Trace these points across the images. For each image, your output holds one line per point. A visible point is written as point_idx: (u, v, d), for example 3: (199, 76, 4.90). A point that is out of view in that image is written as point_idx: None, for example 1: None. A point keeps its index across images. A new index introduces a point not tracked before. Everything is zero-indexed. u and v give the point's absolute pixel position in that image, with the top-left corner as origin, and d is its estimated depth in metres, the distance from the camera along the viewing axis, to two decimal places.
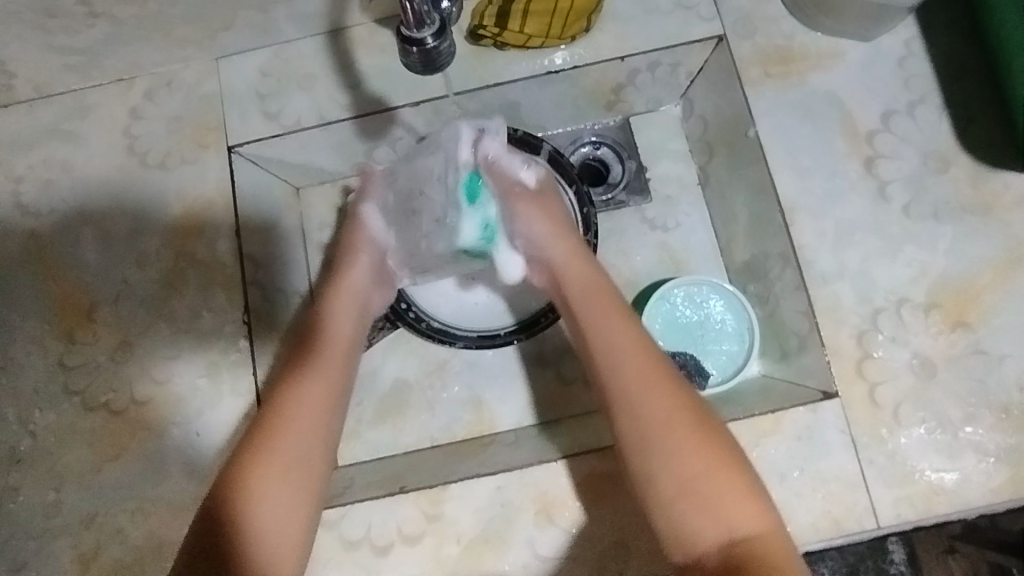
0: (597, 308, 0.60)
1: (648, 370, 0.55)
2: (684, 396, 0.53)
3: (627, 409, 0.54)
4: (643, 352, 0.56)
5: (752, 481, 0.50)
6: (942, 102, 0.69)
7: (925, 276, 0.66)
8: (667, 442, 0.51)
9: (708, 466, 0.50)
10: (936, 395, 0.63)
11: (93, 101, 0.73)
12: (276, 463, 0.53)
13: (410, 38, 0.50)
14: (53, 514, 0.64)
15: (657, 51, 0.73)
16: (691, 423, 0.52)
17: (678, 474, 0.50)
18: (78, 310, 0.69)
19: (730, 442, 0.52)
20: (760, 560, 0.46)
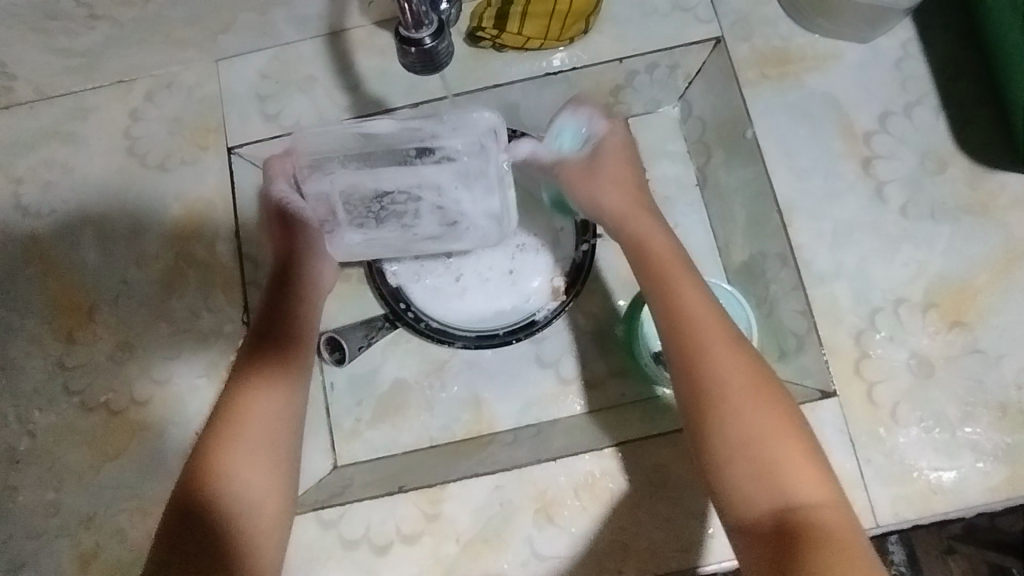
0: (666, 270, 0.59)
1: (715, 334, 0.55)
2: (752, 362, 0.54)
3: (694, 369, 0.54)
4: (714, 316, 0.56)
5: (815, 452, 0.51)
6: (939, 103, 0.70)
7: (923, 276, 0.66)
8: (731, 404, 0.52)
9: (773, 432, 0.51)
10: (934, 394, 0.63)
11: (94, 103, 0.73)
12: (242, 448, 0.54)
13: (409, 39, 0.50)
14: (52, 513, 0.64)
15: (656, 53, 0.74)
16: (755, 391, 0.52)
17: (744, 436, 0.51)
18: (78, 310, 0.69)
19: (794, 410, 0.53)
20: (817, 529, 0.46)
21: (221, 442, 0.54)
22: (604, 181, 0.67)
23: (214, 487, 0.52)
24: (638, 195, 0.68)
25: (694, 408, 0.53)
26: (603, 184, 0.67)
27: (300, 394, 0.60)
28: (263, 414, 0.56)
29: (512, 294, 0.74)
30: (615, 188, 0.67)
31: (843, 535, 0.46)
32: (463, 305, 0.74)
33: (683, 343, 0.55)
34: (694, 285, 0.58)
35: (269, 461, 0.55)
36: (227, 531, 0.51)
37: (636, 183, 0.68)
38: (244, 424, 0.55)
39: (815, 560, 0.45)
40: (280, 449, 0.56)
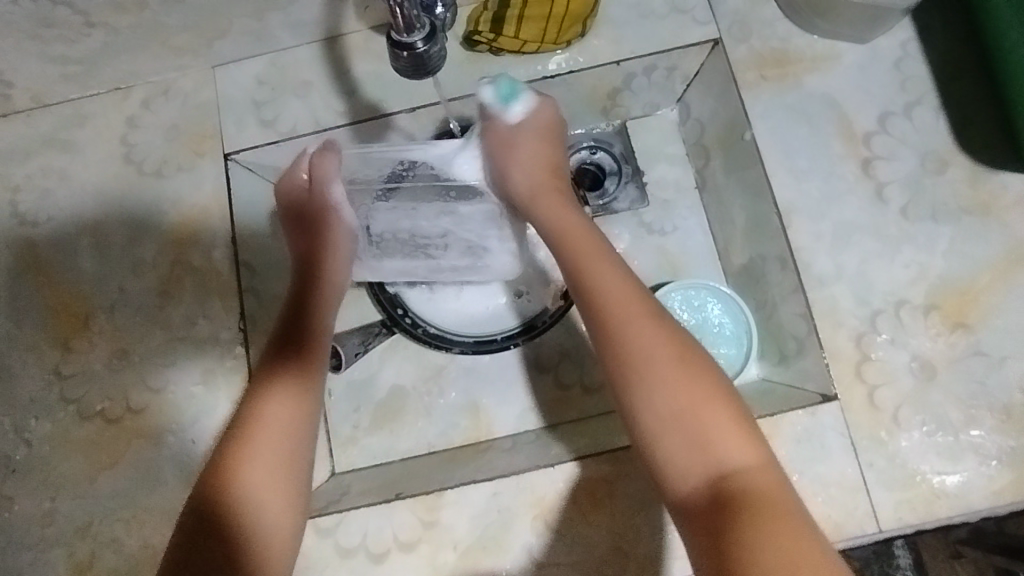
0: (580, 249, 0.59)
1: (638, 310, 0.54)
2: (671, 333, 0.53)
3: (618, 350, 0.52)
4: (630, 291, 0.55)
5: (743, 415, 0.50)
6: (939, 103, 0.69)
7: (924, 278, 0.65)
8: (653, 377, 0.51)
9: (699, 404, 0.49)
10: (937, 397, 0.62)
11: (89, 110, 0.73)
12: (262, 454, 0.53)
13: (401, 43, 0.50)
14: (48, 523, 0.63)
15: (653, 55, 0.73)
16: (682, 363, 0.51)
17: (669, 413, 0.49)
18: (75, 318, 0.69)
19: (718, 375, 0.51)
20: (752, 497, 0.45)
21: (239, 445, 0.53)
22: (529, 158, 0.65)
23: (235, 489, 0.51)
24: (557, 175, 0.67)
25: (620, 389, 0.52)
26: (525, 161, 0.65)
27: (316, 402, 0.58)
28: (281, 420, 0.55)
29: (509, 298, 0.75)
30: (541, 166, 0.65)
31: (778, 497, 0.46)
32: (461, 311, 0.75)
33: (610, 322, 0.54)
34: (610, 263, 0.57)
35: (289, 467, 0.53)
36: (251, 536, 0.49)
37: (558, 161, 0.67)
38: (264, 427, 0.54)
39: (748, 530, 0.43)
40: (298, 459, 0.54)
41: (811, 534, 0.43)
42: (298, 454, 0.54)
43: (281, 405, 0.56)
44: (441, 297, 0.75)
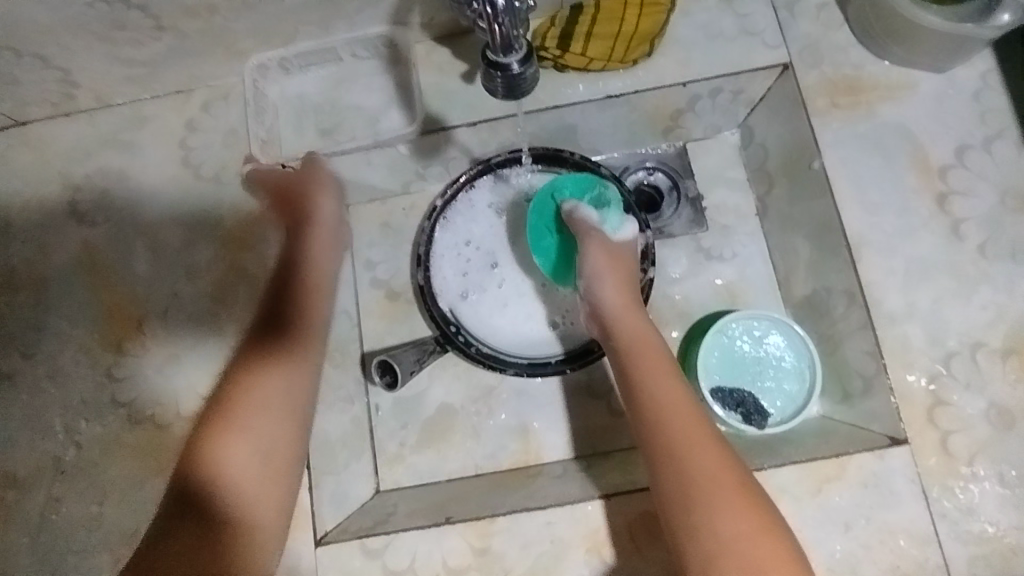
0: (642, 368, 0.60)
1: (692, 431, 0.56)
2: (726, 461, 0.54)
3: (674, 467, 0.54)
4: (691, 416, 0.57)
5: (792, 549, 0.50)
6: (1020, 137, 0.67)
7: (1002, 320, 0.63)
8: (710, 505, 0.51)
9: (752, 527, 0.50)
10: (1013, 445, 0.60)
11: (151, 112, 0.73)
12: (231, 430, 0.55)
13: (497, 64, 0.49)
14: (96, 528, 0.63)
15: (719, 78, 0.71)
16: (734, 484, 0.52)
17: (722, 533, 0.50)
18: (128, 320, 0.68)
19: (771, 509, 0.52)
20: None
21: (221, 424, 0.56)
22: (607, 282, 0.66)
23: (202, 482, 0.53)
24: (632, 287, 0.68)
25: (677, 502, 0.53)
26: (599, 282, 0.67)
27: (300, 385, 0.60)
28: (268, 400, 0.57)
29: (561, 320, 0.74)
30: (622, 290, 0.67)
31: None
32: (513, 330, 0.74)
33: (663, 440, 0.55)
34: (672, 386, 0.59)
35: (257, 446, 0.55)
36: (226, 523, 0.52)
37: (633, 281, 0.68)
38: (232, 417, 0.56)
39: None
40: (273, 443, 0.56)
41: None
42: (283, 432, 0.57)
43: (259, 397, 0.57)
44: (493, 311, 0.74)
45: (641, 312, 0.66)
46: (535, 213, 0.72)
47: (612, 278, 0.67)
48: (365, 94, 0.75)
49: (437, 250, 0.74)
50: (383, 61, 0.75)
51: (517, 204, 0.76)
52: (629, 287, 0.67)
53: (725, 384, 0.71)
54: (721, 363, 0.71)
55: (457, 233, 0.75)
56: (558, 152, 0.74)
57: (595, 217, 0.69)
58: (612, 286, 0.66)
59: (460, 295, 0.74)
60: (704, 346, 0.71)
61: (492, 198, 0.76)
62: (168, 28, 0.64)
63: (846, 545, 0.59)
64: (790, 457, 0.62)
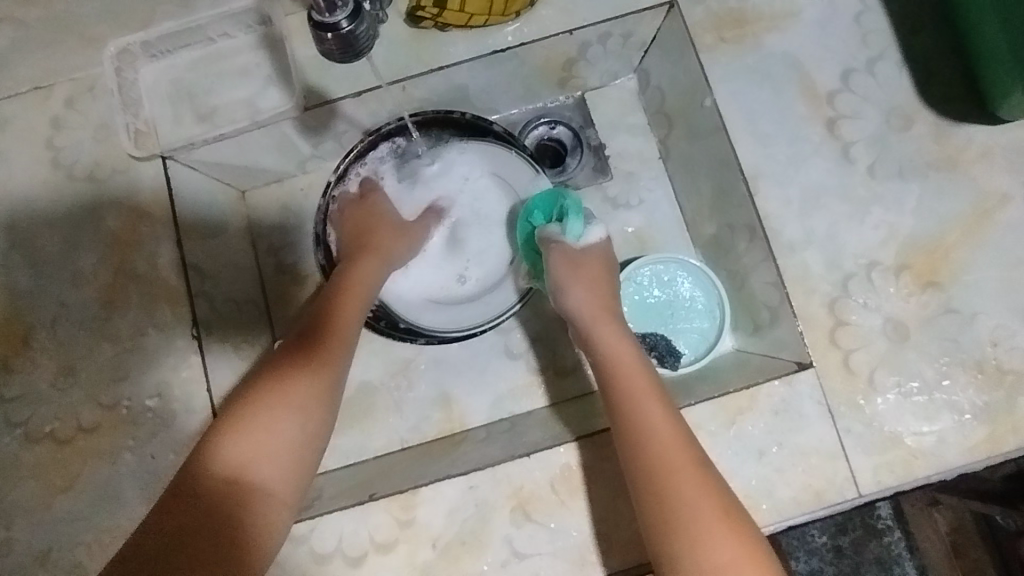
0: (630, 385, 0.55)
1: (681, 449, 0.51)
2: (714, 486, 0.49)
3: (656, 490, 0.49)
4: (678, 435, 0.52)
5: None
6: (901, 56, 0.68)
7: (894, 238, 0.64)
8: (695, 533, 0.46)
9: (738, 555, 0.45)
10: (910, 356, 0.62)
11: (10, 113, 0.68)
12: (277, 399, 0.53)
13: (326, 24, 0.53)
14: (4, 553, 0.60)
15: (606, 22, 0.70)
16: (720, 509, 0.47)
17: (705, 561, 0.45)
18: (14, 336, 0.64)
19: (761, 537, 0.47)
20: None
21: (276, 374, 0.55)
22: (578, 294, 0.62)
23: (232, 450, 0.49)
24: (609, 295, 0.64)
25: (659, 527, 0.48)
26: (568, 296, 0.63)
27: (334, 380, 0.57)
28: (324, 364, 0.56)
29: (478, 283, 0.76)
30: (592, 296, 0.63)
31: None
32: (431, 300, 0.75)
33: (646, 457, 0.50)
34: (664, 407, 0.53)
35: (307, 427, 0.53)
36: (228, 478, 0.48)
37: (610, 289, 0.64)
38: (278, 395, 0.53)
39: None
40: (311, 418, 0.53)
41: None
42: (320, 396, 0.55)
43: (308, 380, 0.55)
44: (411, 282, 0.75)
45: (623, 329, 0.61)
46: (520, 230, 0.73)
47: (587, 291, 0.63)
48: (244, 73, 0.72)
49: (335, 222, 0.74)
50: (258, 39, 0.72)
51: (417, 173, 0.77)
52: (604, 302, 0.63)
53: (639, 330, 0.73)
54: (634, 310, 0.73)
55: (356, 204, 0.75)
56: (448, 113, 0.74)
57: (557, 229, 0.68)
58: (587, 305, 0.62)
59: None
60: None
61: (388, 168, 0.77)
62: None
63: (761, 472, 0.60)
64: (703, 395, 0.63)
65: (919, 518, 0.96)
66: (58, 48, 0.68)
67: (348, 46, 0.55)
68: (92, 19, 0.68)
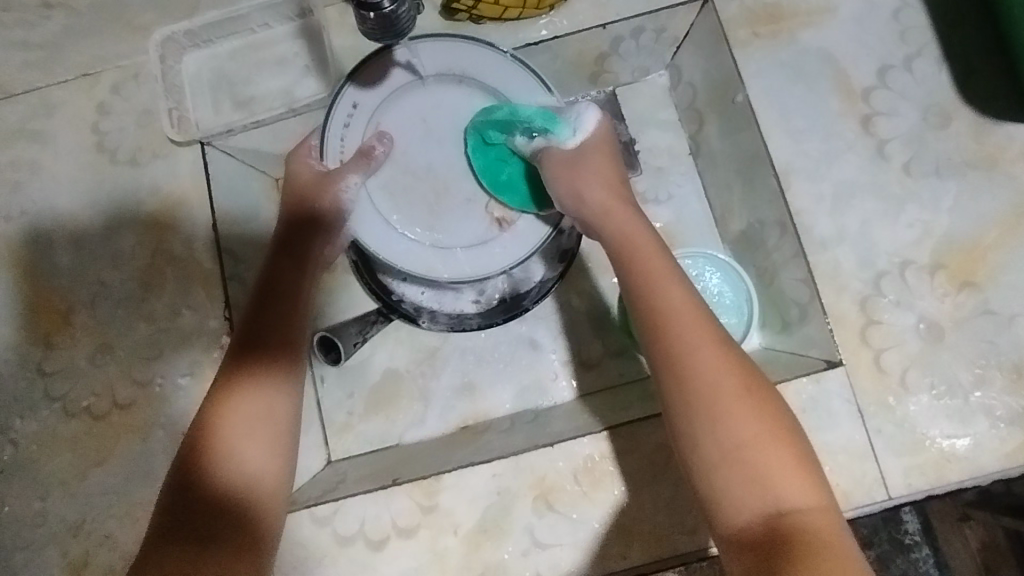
0: (647, 265, 0.55)
1: (697, 330, 0.50)
2: (733, 356, 0.50)
3: (674, 374, 0.49)
4: (694, 309, 0.52)
5: (801, 451, 0.47)
6: (940, 53, 0.67)
7: (930, 236, 0.63)
8: (718, 406, 0.47)
9: (758, 431, 0.46)
10: (945, 357, 0.61)
11: (58, 98, 0.70)
12: (248, 413, 0.52)
13: (368, 3, 0.52)
14: (39, 523, 0.62)
15: (639, 17, 0.70)
16: (739, 385, 0.48)
17: (726, 440, 0.46)
18: (55, 314, 0.67)
19: (778, 404, 0.48)
20: (810, 536, 0.42)
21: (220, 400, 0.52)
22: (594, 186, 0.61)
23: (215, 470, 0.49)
24: (621, 185, 0.63)
25: (677, 407, 0.49)
26: (586, 188, 0.61)
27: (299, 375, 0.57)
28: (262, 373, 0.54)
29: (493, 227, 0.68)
30: (609, 188, 0.62)
31: (831, 532, 0.43)
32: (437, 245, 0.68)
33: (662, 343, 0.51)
34: (682, 294, 0.53)
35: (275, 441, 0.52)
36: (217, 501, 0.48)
37: (621, 176, 0.63)
38: (245, 400, 0.52)
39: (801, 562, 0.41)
40: (289, 421, 0.53)
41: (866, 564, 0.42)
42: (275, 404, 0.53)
43: (286, 376, 0.55)
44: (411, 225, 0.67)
45: (634, 210, 0.61)
46: (476, 152, 0.67)
47: (598, 169, 0.62)
48: (282, 63, 0.73)
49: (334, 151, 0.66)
50: (296, 29, 0.74)
51: (429, 95, 0.68)
52: (617, 186, 0.62)
53: None
54: None
55: (356, 128, 0.67)
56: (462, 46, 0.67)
57: (541, 141, 0.63)
58: (602, 180, 0.62)
59: (372, 205, 0.67)
60: None
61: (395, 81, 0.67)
62: None
63: None
64: None
65: (950, 538, 0.92)
66: (105, 36, 0.70)
67: (389, 27, 0.54)
68: (138, 9, 0.71)
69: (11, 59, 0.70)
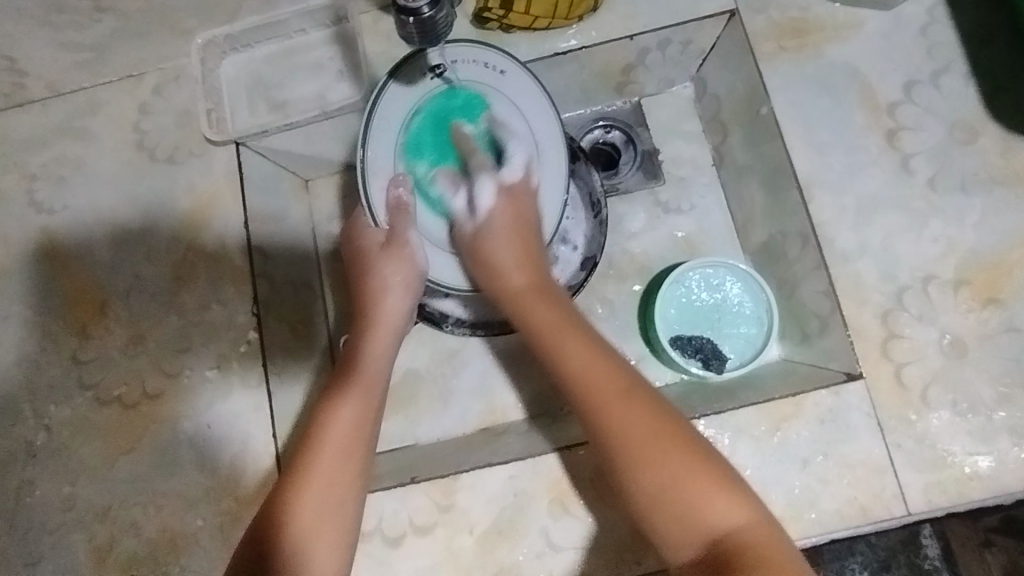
0: (556, 327, 0.58)
1: (606, 385, 0.53)
2: (651, 408, 0.52)
3: (601, 431, 0.52)
4: (606, 373, 0.54)
5: (725, 472, 0.49)
6: (968, 70, 0.67)
7: (954, 252, 0.63)
8: (638, 458, 0.50)
9: (678, 467, 0.49)
10: (967, 374, 0.60)
11: (102, 98, 0.73)
12: (318, 481, 0.54)
13: (408, 9, 0.55)
14: (69, 507, 0.64)
15: (666, 29, 0.71)
16: (654, 429, 0.50)
17: (653, 484, 0.49)
18: (91, 304, 0.69)
19: (691, 432, 0.51)
20: (747, 557, 0.44)
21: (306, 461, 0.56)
22: (501, 226, 0.64)
23: (287, 529, 0.52)
24: (523, 227, 0.65)
25: (607, 461, 0.51)
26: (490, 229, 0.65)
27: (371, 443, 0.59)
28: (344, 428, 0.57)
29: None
30: (514, 229, 0.65)
31: (770, 548, 0.45)
32: None
33: (580, 402, 0.54)
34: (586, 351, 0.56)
35: (345, 498, 0.55)
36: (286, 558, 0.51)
37: (528, 213, 0.66)
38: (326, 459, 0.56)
39: None
40: (354, 488, 0.56)
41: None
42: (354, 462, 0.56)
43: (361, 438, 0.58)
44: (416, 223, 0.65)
45: (551, 297, 0.63)
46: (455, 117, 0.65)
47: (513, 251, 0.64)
48: (316, 68, 0.76)
49: (378, 120, 0.64)
50: (331, 36, 0.76)
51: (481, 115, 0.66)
52: (520, 231, 0.65)
53: (684, 334, 0.72)
54: (681, 314, 0.73)
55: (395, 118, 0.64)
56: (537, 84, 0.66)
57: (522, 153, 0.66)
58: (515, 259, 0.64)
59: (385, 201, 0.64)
60: (662, 299, 0.72)
61: (474, 82, 0.65)
62: None
63: (806, 481, 0.59)
64: (747, 400, 0.63)
65: (971, 568, 0.84)
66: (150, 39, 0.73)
67: (427, 32, 0.56)
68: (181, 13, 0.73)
69: (59, 59, 0.73)
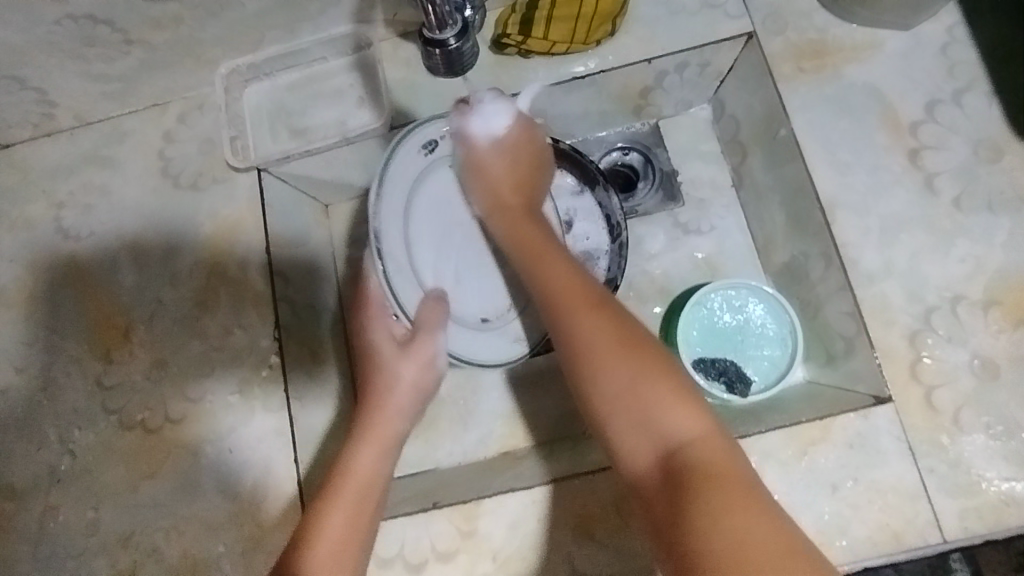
0: (531, 245, 0.61)
1: (577, 298, 0.54)
2: (617, 322, 0.52)
3: (567, 339, 0.53)
4: (577, 280, 0.56)
5: (684, 387, 0.49)
6: (991, 88, 0.66)
7: (982, 272, 0.62)
8: (598, 369, 0.50)
9: (633, 378, 0.49)
10: (1001, 397, 0.59)
11: (128, 127, 0.75)
12: (343, 509, 0.55)
13: (435, 41, 0.59)
14: (91, 533, 0.64)
15: (684, 52, 0.71)
16: (615, 342, 0.51)
17: (611, 396, 0.49)
18: (115, 329, 0.70)
19: (654, 345, 0.51)
20: (698, 468, 0.45)
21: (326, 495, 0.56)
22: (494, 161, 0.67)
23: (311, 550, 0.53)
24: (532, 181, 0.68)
25: (569, 357, 0.52)
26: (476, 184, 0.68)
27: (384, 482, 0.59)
28: (365, 470, 0.58)
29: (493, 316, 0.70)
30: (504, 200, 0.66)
31: (724, 465, 0.45)
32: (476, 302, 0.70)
33: (553, 310, 0.55)
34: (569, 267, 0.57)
35: (356, 543, 0.54)
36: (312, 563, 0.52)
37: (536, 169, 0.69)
38: (343, 495, 0.56)
39: (699, 501, 0.43)
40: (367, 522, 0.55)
41: (770, 508, 0.43)
42: (368, 499, 0.57)
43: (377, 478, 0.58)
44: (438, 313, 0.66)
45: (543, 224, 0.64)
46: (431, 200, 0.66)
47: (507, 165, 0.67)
48: (336, 95, 0.77)
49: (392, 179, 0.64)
50: (351, 63, 0.77)
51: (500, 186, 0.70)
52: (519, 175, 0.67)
53: (707, 356, 0.72)
54: (703, 336, 0.72)
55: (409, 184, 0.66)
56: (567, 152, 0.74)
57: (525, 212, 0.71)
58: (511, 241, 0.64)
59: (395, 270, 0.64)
60: (683, 321, 0.72)
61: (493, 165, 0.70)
62: (135, 41, 0.68)
63: (834, 507, 0.58)
64: (775, 423, 0.62)
65: None
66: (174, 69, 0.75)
67: (453, 61, 0.61)
68: None
69: None
